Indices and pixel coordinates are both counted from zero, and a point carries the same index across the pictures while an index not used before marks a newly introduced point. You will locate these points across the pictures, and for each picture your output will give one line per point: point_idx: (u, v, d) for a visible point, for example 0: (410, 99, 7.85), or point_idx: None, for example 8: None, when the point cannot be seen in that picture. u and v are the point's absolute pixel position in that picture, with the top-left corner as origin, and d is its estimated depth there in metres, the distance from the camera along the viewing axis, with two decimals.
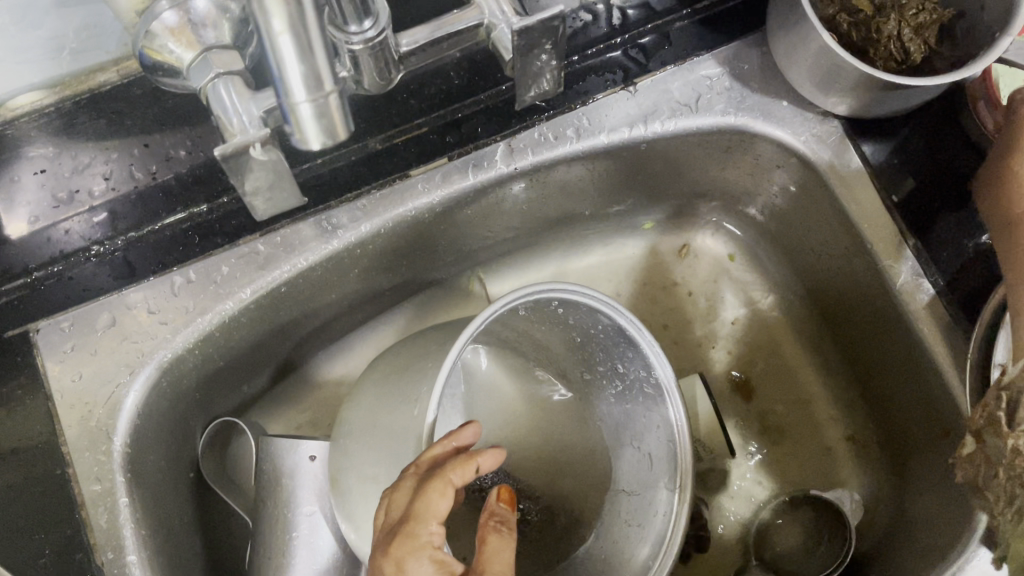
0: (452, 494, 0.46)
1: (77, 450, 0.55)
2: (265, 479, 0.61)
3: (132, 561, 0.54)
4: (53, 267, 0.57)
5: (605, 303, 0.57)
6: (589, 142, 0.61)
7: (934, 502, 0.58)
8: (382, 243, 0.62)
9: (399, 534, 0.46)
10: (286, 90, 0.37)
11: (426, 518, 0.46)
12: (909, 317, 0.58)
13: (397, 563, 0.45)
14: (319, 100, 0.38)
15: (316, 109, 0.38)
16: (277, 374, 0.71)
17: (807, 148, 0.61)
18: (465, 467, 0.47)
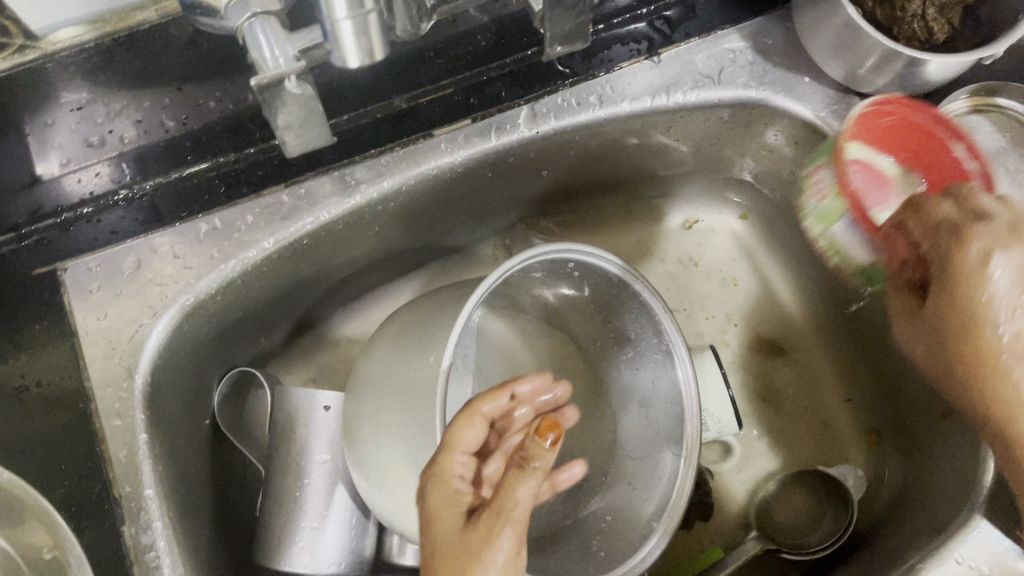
0: (481, 424, 0.48)
1: (98, 385, 0.56)
2: (279, 426, 0.62)
3: (148, 495, 0.55)
4: (82, 209, 0.59)
5: (620, 267, 0.59)
6: (611, 109, 0.62)
7: (937, 479, 0.59)
8: (403, 201, 0.63)
9: (433, 476, 0.46)
10: (329, 6, 0.41)
11: (454, 445, 0.47)
12: (921, 296, 0.58)
13: (423, 489, 0.46)
14: (359, 17, 0.41)
15: (356, 27, 0.41)
16: (294, 331, 0.73)
17: (827, 123, 0.61)
18: (495, 397, 0.50)
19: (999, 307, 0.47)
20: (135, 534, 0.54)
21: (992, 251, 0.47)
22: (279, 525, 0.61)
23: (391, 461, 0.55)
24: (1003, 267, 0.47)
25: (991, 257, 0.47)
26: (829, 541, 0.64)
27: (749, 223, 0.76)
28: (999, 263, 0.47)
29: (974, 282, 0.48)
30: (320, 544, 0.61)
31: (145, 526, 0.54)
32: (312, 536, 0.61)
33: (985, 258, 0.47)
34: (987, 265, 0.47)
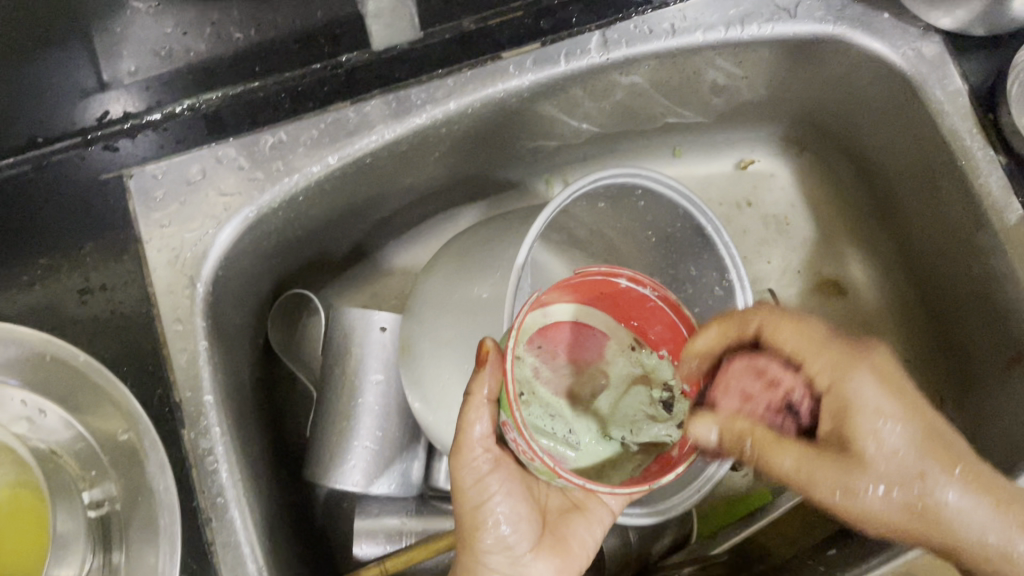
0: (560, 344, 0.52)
1: (161, 291, 0.57)
2: (336, 345, 0.62)
3: (207, 401, 0.55)
4: (149, 117, 0.59)
5: (690, 199, 0.57)
6: (683, 39, 0.60)
7: (1002, 427, 0.58)
8: (468, 125, 0.62)
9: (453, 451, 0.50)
10: None
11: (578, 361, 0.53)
12: (997, 239, 0.57)
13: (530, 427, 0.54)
14: None
15: None
16: (348, 258, 0.73)
17: (906, 61, 0.59)
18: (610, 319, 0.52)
19: (825, 484, 0.46)
20: (194, 439, 0.54)
21: (888, 437, 0.46)
22: (333, 442, 0.61)
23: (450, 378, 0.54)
24: (813, 473, 0.46)
25: (881, 432, 0.46)
26: None
27: (803, 160, 0.75)
28: (816, 474, 0.46)
29: (836, 500, 0.47)
30: (373, 463, 0.61)
31: (204, 431, 0.54)
32: (366, 454, 0.61)
33: (889, 450, 0.47)
34: (793, 468, 0.46)
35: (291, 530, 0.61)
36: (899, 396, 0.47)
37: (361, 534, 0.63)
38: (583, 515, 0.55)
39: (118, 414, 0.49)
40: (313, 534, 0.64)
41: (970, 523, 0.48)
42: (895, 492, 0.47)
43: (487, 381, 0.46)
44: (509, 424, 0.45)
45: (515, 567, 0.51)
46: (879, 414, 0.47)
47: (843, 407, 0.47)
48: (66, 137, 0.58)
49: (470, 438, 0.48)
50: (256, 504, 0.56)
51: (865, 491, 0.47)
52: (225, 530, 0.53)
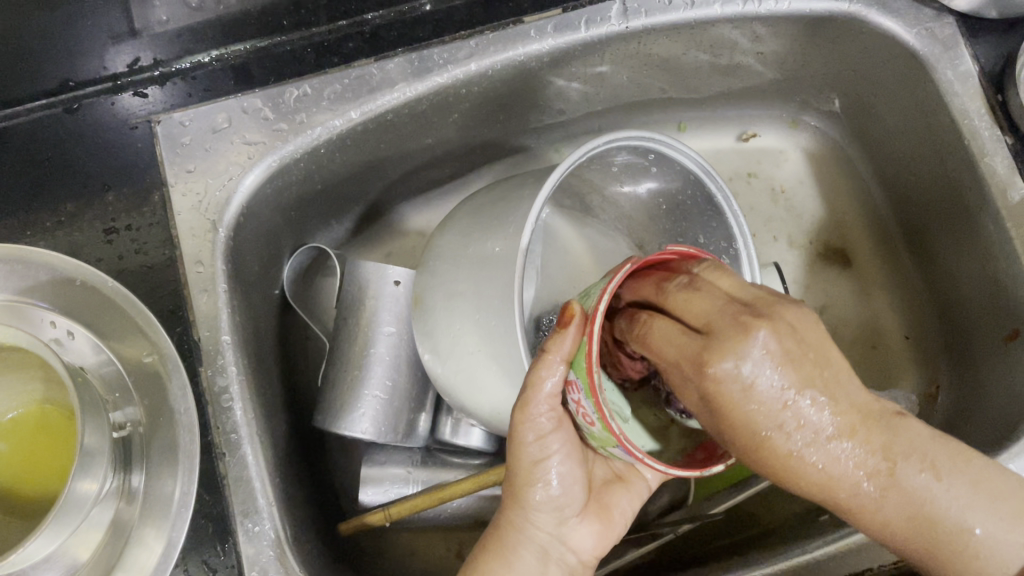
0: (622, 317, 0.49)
1: (183, 234, 0.58)
2: (350, 296, 0.64)
3: (225, 341, 0.57)
4: (179, 65, 0.62)
5: (700, 164, 0.59)
6: (702, 11, 0.61)
7: (996, 403, 0.60)
8: (486, 87, 0.64)
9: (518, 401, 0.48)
10: None
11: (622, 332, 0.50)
12: (999, 217, 0.58)
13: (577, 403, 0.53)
14: None
15: None
16: (364, 216, 0.74)
17: (917, 40, 0.61)
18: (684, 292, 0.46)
19: (767, 420, 0.36)
20: (211, 376, 0.56)
21: (743, 372, 0.36)
22: (344, 390, 0.63)
23: (461, 327, 0.56)
24: (760, 395, 0.36)
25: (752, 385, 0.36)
26: None
27: (799, 129, 0.76)
28: (777, 393, 0.36)
29: (781, 441, 0.37)
30: (382, 412, 0.63)
31: (221, 369, 0.56)
32: (376, 403, 0.63)
33: (745, 385, 0.36)
34: (743, 388, 0.36)
35: (299, 473, 0.62)
36: (738, 341, 0.36)
37: (367, 480, 0.65)
38: (625, 486, 0.56)
39: (143, 340, 0.52)
40: (320, 480, 0.66)
41: (842, 469, 0.38)
42: (791, 442, 0.37)
43: (565, 340, 0.44)
44: (577, 383, 0.44)
45: (560, 528, 0.53)
46: (727, 359, 0.36)
47: (735, 347, 0.36)
48: (98, 81, 0.61)
49: (537, 393, 0.47)
50: (267, 443, 0.58)
51: (797, 428, 0.37)
52: (238, 465, 0.55)
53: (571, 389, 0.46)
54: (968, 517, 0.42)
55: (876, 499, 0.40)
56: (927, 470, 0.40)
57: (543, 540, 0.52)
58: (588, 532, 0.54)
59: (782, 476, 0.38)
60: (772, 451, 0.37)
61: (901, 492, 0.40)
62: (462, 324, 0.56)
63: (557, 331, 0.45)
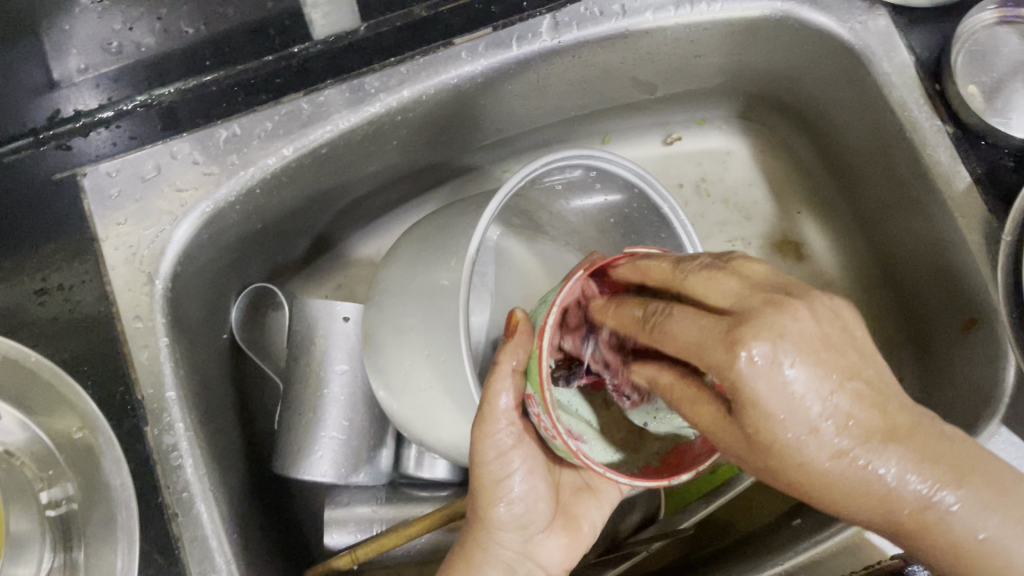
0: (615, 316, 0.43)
1: (118, 289, 0.56)
2: (300, 335, 0.62)
3: (170, 396, 0.55)
4: (100, 114, 0.59)
5: (640, 176, 0.59)
6: (634, 20, 0.60)
7: (958, 394, 0.60)
8: (422, 112, 0.62)
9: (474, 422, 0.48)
10: None
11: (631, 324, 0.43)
12: (946, 206, 0.58)
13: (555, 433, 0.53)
14: None
15: None
16: (313, 249, 0.72)
17: (848, 33, 0.60)
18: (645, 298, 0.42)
19: (810, 401, 0.28)
20: (157, 435, 0.54)
21: (777, 358, 0.28)
22: (299, 433, 0.61)
23: (412, 363, 0.54)
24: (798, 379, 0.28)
25: (790, 381, 0.28)
26: None
27: (719, 128, 0.76)
28: (805, 392, 0.28)
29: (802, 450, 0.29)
30: (341, 453, 0.62)
31: (167, 427, 0.54)
32: (333, 444, 0.61)
33: (780, 379, 0.28)
34: (773, 382, 0.28)
35: (261, 523, 0.61)
36: (777, 315, 0.29)
37: (331, 523, 0.63)
38: (595, 497, 0.56)
39: (72, 415, 0.49)
40: (286, 526, 0.65)
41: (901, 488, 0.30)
42: (822, 447, 0.29)
43: (515, 351, 0.45)
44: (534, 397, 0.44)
45: (526, 546, 0.52)
46: (749, 345, 0.28)
47: (772, 328, 0.29)
48: (17, 137, 0.57)
49: (495, 412, 0.47)
50: (223, 497, 0.56)
51: (820, 433, 0.29)
52: (192, 525, 0.53)
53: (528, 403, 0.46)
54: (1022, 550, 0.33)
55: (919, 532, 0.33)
56: (976, 502, 0.32)
57: (510, 557, 0.51)
58: (555, 545, 0.53)
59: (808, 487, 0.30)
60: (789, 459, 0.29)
61: (948, 524, 0.32)
62: (412, 360, 0.54)
63: (507, 341, 0.46)
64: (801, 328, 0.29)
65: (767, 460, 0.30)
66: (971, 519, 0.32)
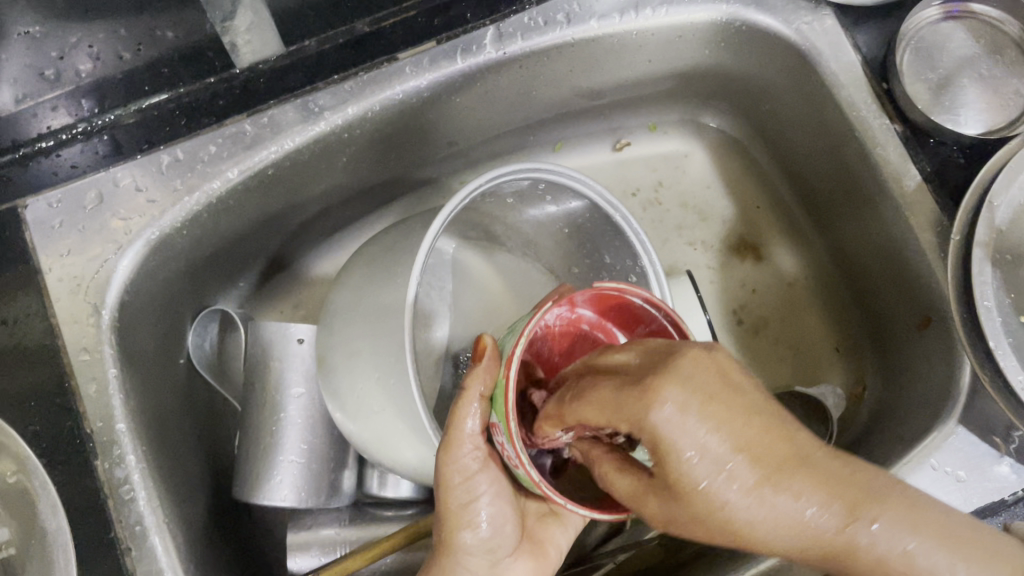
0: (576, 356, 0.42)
1: (63, 321, 0.55)
2: (255, 359, 0.62)
3: (120, 429, 0.54)
4: (40, 145, 0.57)
5: (592, 187, 0.58)
6: (579, 28, 0.60)
7: (919, 392, 0.59)
8: (369, 129, 0.62)
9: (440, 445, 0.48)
10: None
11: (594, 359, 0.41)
12: (898, 204, 0.58)
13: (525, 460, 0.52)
14: None
15: None
16: (268, 270, 0.72)
17: (794, 33, 0.60)
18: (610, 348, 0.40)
19: (711, 454, 0.31)
20: (108, 469, 0.53)
21: (681, 410, 0.31)
22: (258, 459, 0.61)
23: (365, 387, 0.54)
24: (705, 443, 0.31)
25: (689, 424, 0.31)
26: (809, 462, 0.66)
27: (675, 132, 0.76)
28: (705, 436, 0.31)
29: (716, 492, 0.31)
30: (302, 478, 0.61)
31: (118, 460, 0.53)
32: (293, 469, 0.61)
33: (682, 424, 0.31)
34: (680, 427, 0.31)
35: (222, 552, 0.60)
36: (676, 370, 0.32)
37: (294, 548, 0.63)
38: (561, 523, 0.54)
39: (6, 458, 0.47)
40: (249, 553, 0.64)
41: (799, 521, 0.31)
42: (727, 487, 0.31)
43: (482, 377, 0.44)
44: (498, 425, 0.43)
45: (493, 572, 0.50)
46: (660, 398, 0.31)
47: (676, 383, 0.31)
48: None
49: (461, 435, 0.46)
50: (180, 528, 0.55)
51: (730, 477, 0.31)
52: (147, 559, 0.53)
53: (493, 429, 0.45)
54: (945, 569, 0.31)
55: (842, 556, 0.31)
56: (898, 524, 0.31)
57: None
58: (522, 570, 0.51)
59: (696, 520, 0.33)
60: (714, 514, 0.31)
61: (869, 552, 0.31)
62: (365, 383, 0.54)
63: (472, 369, 0.45)
64: (691, 375, 0.32)
65: (695, 507, 0.32)
66: (895, 539, 0.31)
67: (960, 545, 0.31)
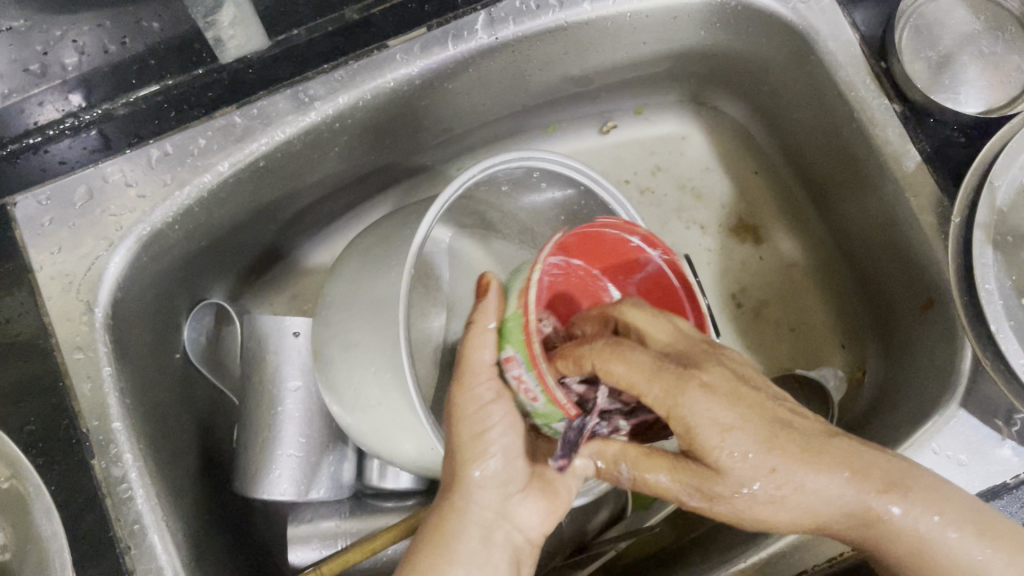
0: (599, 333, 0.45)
1: (57, 320, 0.55)
2: (251, 353, 0.61)
3: (116, 427, 0.54)
4: (28, 140, 0.57)
5: (586, 172, 0.57)
6: (572, 11, 0.59)
7: (918, 375, 0.59)
8: (361, 118, 0.61)
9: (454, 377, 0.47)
10: None
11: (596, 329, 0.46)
12: (896, 187, 0.57)
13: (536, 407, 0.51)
14: None
15: None
16: (263, 261, 0.71)
17: (792, 13, 0.58)
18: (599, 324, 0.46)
19: (720, 444, 0.38)
20: (105, 467, 0.53)
21: (706, 394, 0.38)
22: (256, 453, 0.61)
23: (361, 380, 0.53)
24: (716, 417, 0.38)
25: (717, 415, 0.38)
26: None
27: (672, 113, 0.75)
28: (724, 419, 0.38)
29: (734, 475, 0.39)
30: (300, 471, 0.61)
31: (116, 458, 0.53)
32: (292, 463, 0.60)
33: (714, 415, 0.38)
34: (704, 415, 0.38)
35: (221, 546, 0.60)
36: (705, 363, 0.39)
37: (294, 541, 0.62)
38: (573, 460, 0.50)
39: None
40: (248, 547, 0.64)
41: (840, 503, 0.40)
42: (749, 481, 0.39)
43: (490, 308, 0.46)
44: (514, 357, 0.44)
45: (504, 507, 0.48)
46: (689, 385, 0.38)
47: (693, 373, 0.38)
48: None
49: (475, 364, 0.46)
50: (179, 524, 0.55)
51: (745, 476, 0.39)
52: (146, 556, 0.53)
53: (506, 364, 0.45)
54: (976, 553, 0.41)
55: (875, 540, 0.41)
56: (919, 509, 0.40)
57: (488, 520, 0.47)
58: (538, 504, 0.49)
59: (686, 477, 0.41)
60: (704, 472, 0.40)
61: (899, 531, 0.40)
62: (361, 377, 0.53)
63: (479, 303, 0.47)
64: (714, 375, 0.38)
65: (720, 491, 0.40)
66: (923, 522, 0.40)
67: (978, 527, 0.41)
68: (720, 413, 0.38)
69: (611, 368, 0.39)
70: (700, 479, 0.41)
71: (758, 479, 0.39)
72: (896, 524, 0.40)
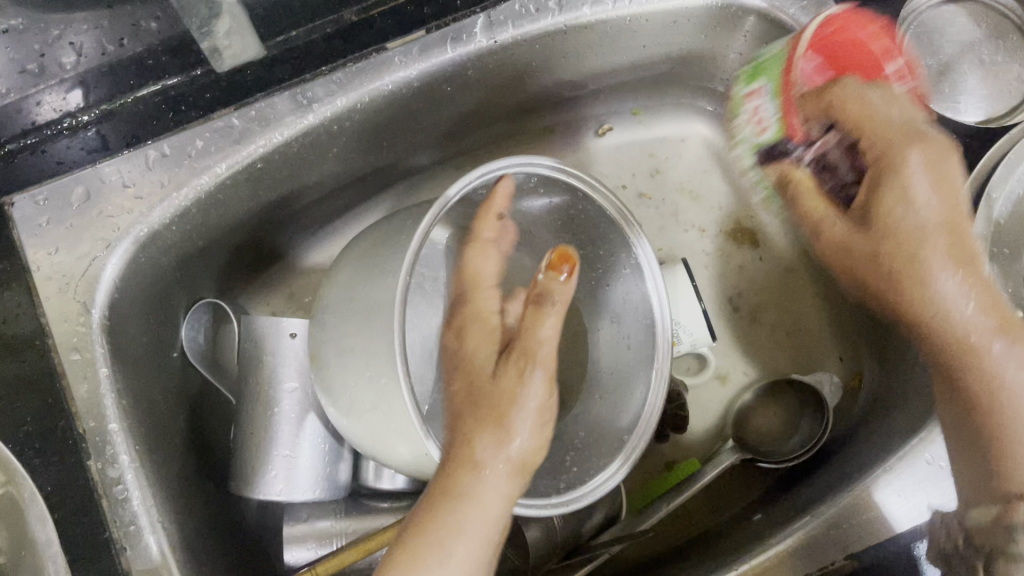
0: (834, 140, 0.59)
1: (54, 321, 0.55)
2: (248, 354, 0.61)
3: (113, 429, 0.54)
4: (25, 140, 0.57)
5: (583, 178, 0.57)
6: (571, 15, 0.59)
7: (913, 383, 0.59)
8: (359, 119, 0.60)
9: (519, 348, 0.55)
10: None
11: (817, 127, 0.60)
12: None
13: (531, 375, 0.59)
14: None
15: None
16: (263, 260, 0.71)
17: (792, 19, 0.58)
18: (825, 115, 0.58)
19: (918, 205, 0.53)
20: (102, 469, 0.53)
21: (915, 163, 0.53)
22: (252, 454, 0.61)
23: (356, 385, 0.53)
24: (917, 186, 0.53)
25: (920, 169, 0.53)
26: (803, 448, 0.65)
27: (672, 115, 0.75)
28: (921, 193, 0.53)
29: (926, 287, 0.53)
30: (296, 472, 0.61)
31: (112, 459, 0.54)
32: (287, 464, 0.61)
33: (922, 195, 0.53)
34: (913, 169, 0.53)
35: (217, 545, 0.60)
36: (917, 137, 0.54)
37: (290, 540, 0.63)
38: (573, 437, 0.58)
39: None
40: (243, 548, 0.64)
41: (963, 311, 0.52)
42: (941, 278, 0.52)
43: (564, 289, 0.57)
44: (760, 90, 0.60)
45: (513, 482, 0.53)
46: (910, 151, 0.54)
47: (920, 139, 0.54)
48: None
49: (538, 354, 0.55)
50: (175, 524, 0.56)
51: (944, 280, 0.52)
52: (142, 559, 0.53)
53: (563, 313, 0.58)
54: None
55: (972, 353, 0.51)
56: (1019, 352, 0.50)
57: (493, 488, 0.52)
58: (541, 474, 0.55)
59: (899, 278, 0.54)
60: (922, 274, 0.53)
61: (992, 359, 0.50)
62: (356, 382, 0.54)
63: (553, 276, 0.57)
64: (919, 164, 0.53)
65: (904, 246, 0.54)
66: (1010, 369, 0.50)
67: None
68: (918, 180, 0.53)
69: (852, 107, 0.55)
70: (883, 222, 0.54)
71: (952, 286, 0.52)
72: (989, 362, 0.51)
